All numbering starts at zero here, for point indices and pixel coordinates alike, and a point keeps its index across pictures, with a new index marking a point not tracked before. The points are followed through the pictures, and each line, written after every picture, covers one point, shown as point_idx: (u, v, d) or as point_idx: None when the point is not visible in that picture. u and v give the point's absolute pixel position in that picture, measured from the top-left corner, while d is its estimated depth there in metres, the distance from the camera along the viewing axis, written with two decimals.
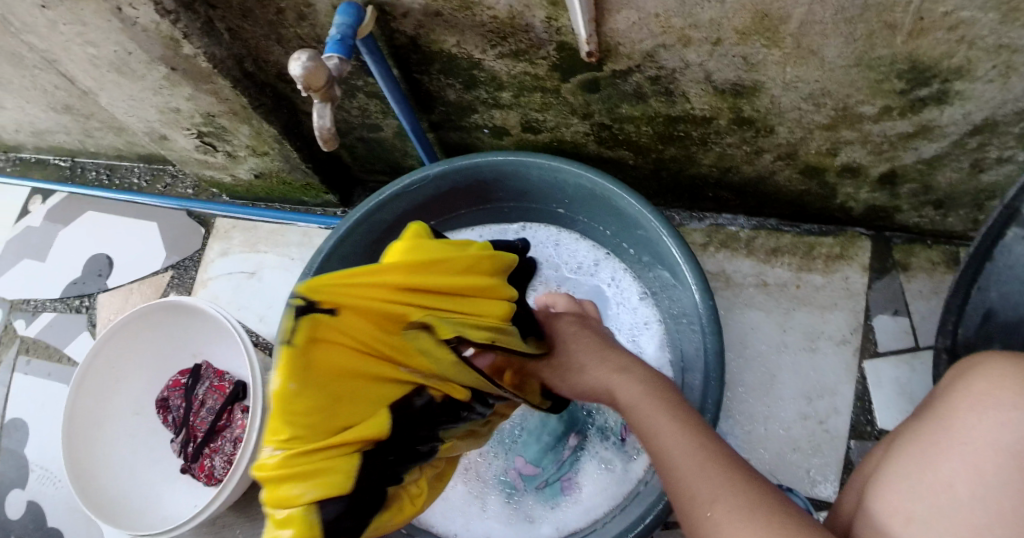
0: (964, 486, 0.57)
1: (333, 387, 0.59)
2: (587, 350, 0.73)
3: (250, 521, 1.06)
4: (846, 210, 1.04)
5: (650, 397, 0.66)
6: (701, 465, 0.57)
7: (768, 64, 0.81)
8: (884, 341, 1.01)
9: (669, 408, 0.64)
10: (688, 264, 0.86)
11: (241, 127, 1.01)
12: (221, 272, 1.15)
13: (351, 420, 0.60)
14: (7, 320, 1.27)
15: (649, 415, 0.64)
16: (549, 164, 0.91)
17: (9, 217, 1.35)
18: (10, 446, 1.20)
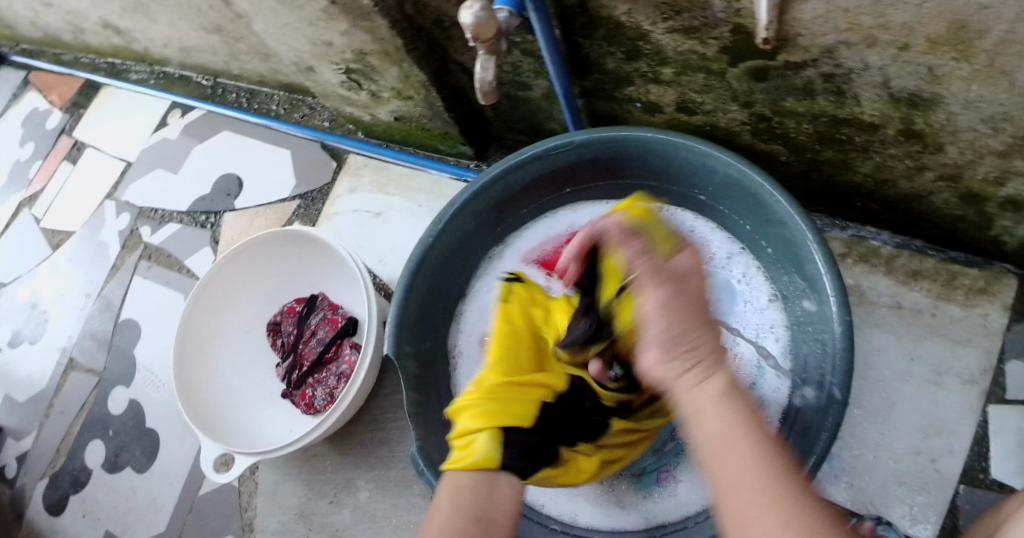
0: None
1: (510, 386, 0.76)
2: (682, 308, 0.62)
3: (339, 454, 1.09)
4: (998, 244, 0.97)
5: (755, 440, 0.57)
6: (755, 491, 0.55)
7: (953, 78, 0.76)
8: (1016, 389, 0.95)
9: (741, 439, 0.57)
10: (830, 275, 0.81)
11: (390, 69, 1.00)
12: (347, 209, 1.17)
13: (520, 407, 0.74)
14: (134, 225, 1.34)
15: (735, 461, 0.56)
16: (699, 149, 0.88)
17: (149, 127, 1.42)
18: (121, 344, 1.27)
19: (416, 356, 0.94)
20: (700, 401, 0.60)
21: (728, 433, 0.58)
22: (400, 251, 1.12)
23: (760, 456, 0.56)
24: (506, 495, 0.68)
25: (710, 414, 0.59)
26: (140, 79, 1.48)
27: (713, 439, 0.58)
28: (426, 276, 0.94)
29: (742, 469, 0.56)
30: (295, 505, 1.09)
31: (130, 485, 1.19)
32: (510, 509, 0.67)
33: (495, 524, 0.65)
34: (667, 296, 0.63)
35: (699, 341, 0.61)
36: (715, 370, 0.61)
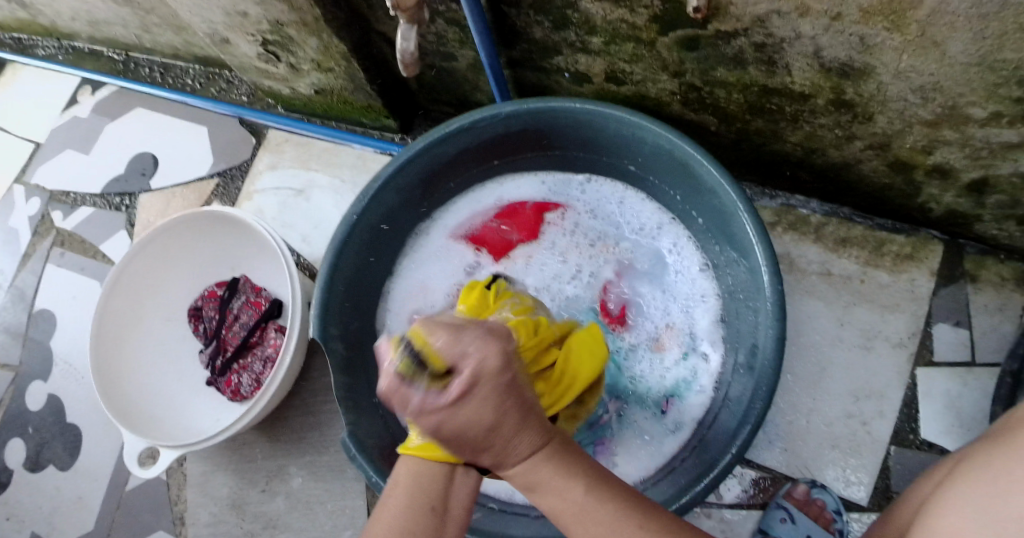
0: None
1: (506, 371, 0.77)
2: (492, 391, 0.52)
3: (272, 441, 1.05)
4: (925, 211, 0.98)
5: (590, 493, 0.59)
6: (619, 531, 0.59)
7: (884, 48, 0.75)
8: (941, 351, 0.98)
9: (585, 504, 0.58)
10: (760, 244, 0.81)
11: (309, 40, 0.94)
12: (268, 186, 1.12)
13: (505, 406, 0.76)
14: (45, 211, 1.26)
15: (594, 521, 0.58)
16: (629, 119, 0.86)
17: (56, 107, 1.32)
18: (37, 337, 1.20)
19: (343, 339, 0.91)
20: (539, 480, 0.58)
21: (567, 504, 0.58)
22: (325, 230, 1.07)
23: (588, 495, 0.59)
24: (461, 484, 0.63)
25: (542, 488, 0.59)
26: (48, 55, 1.37)
27: (567, 515, 0.58)
28: (351, 257, 0.90)
29: (599, 529, 0.58)
30: (227, 496, 1.05)
31: (53, 484, 1.13)
32: (464, 502, 0.63)
33: (449, 514, 0.62)
34: (439, 424, 0.52)
35: (504, 438, 0.55)
36: (535, 450, 0.57)
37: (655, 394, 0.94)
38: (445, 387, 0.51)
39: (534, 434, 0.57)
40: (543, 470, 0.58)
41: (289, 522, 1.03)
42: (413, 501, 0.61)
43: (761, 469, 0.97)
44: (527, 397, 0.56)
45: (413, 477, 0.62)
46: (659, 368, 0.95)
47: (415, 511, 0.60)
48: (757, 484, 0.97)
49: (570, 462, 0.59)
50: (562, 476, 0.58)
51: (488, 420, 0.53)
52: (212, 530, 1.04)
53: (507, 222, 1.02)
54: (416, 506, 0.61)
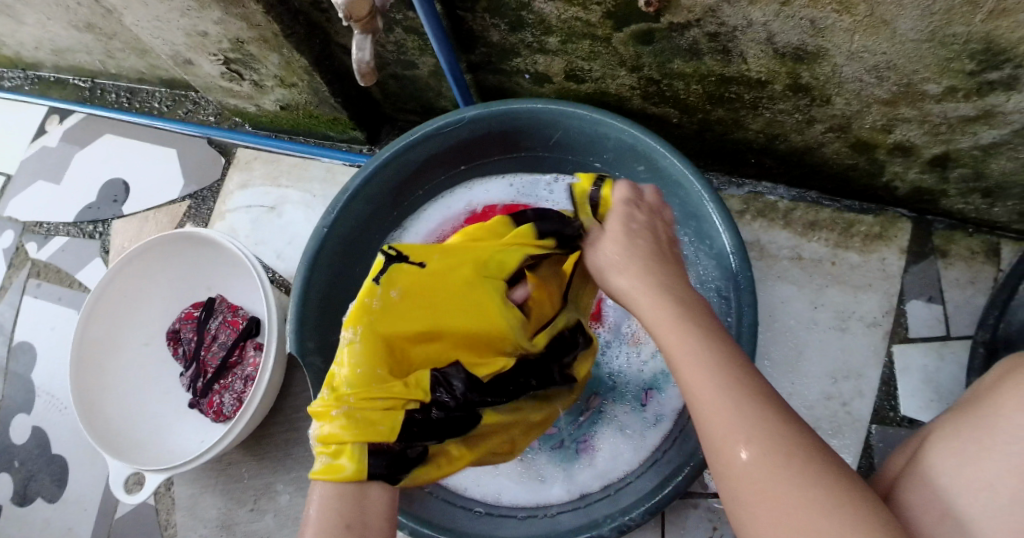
0: (1006, 488, 0.55)
1: (374, 351, 0.69)
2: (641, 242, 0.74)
3: (257, 459, 1.05)
4: (891, 189, 1.00)
5: (706, 343, 0.60)
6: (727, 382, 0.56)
7: (835, 30, 0.76)
8: (915, 327, 0.99)
9: (699, 348, 0.59)
10: (727, 230, 0.82)
11: (270, 57, 0.94)
12: (240, 205, 1.12)
13: (378, 393, 0.67)
14: (19, 242, 1.25)
15: (699, 369, 0.58)
16: (590, 116, 0.87)
17: (25, 138, 1.32)
18: (17, 369, 1.19)
19: (321, 352, 0.90)
20: (662, 321, 0.64)
21: (682, 349, 0.60)
22: (298, 245, 1.08)
23: (705, 361, 0.58)
24: (377, 497, 0.63)
25: (675, 325, 0.63)
26: (14, 86, 1.37)
27: (684, 364, 0.59)
28: (324, 269, 0.90)
29: (699, 370, 0.58)
30: (216, 517, 1.05)
31: (42, 517, 1.12)
32: (383, 514, 0.62)
33: (370, 528, 0.61)
34: (613, 283, 0.72)
35: (646, 273, 0.70)
36: (675, 304, 0.65)
37: (634, 388, 0.94)
38: (611, 249, 0.74)
39: (669, 290, 0.67)
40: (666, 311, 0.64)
41: None
42: (327, 522, 0.60)
43: None
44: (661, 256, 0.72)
45: (328, 499, 0.61)
46: (637, 361, 0.95)
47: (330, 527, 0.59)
48: None
49: (704, 324, 0.62)
50: (676, 321, 0.62)
51: (628, 270, 0.71)
52: None
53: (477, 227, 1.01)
54: (332, 524, 0.60)
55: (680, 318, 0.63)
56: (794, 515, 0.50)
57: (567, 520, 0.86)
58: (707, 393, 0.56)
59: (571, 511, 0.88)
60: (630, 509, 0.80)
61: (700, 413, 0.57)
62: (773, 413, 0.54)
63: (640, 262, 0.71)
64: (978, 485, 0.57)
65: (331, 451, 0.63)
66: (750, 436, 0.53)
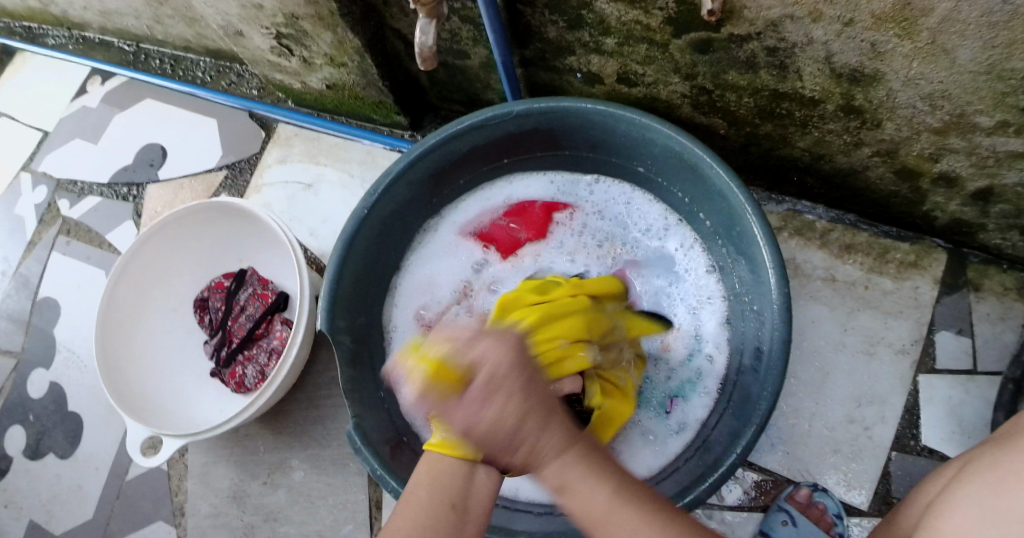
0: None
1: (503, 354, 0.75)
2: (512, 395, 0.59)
3: (274, 433, 1.06)
4: (930, 219, 0.99)
5: (603, 488, 0.61)
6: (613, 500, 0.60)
7: (895, 55, 0.76)
8: (943, 358, 0.98)
9: (608, 514, 0.60)
10: (768, 246, 0.81)
11: (323, 35, 0.94)
12: (278, 180, 1.12)
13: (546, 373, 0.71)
14: (51, 199, 1.26)
15: (614, 523, 0.60)
16: (638, 121, 0.86)
17: (65, 96, 1.32)
18: (40, 324, 1.20)
19: (351, 332, 0.91)
20: (566, 478, 0.60)
21: (592, 498, 0.60)
22: (333, 224, 1.08)
23: (620, 513, 0.60)
24: (483, 482, 0.63)
25: (575, 493, 0.60)
26: (58, 44, 1.38)
27: (595, 516, 0.60)
28: (360, 250, 0.90)
29: (620, 524, 0.60)
30: (228, 487, 1.05)
31: (53, 472, 1.12)
32: (484, 503, 0.63)
33: (468, 514, 0.62)
34: (466, 428, 0.59)
35: (534, 443, 0.60)
36: (563, 450, 0.61)
37: (659, 394, 0.94)
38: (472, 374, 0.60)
39: (564, 439, 0.61)
40: (574, 473, 0.60)
41: (290, 515, 1.03)
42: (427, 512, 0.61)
43: (762, 472, 0.98)
44: (546, 400, 0.61)
45: (443, 464, 0.63)
46: (664, 369, 0.95)
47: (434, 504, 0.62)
48: (758, 487, 0.97)
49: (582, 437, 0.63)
50: (563, 457, 0.61)
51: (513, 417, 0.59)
52: (212, 521, 1.04)
53: (516, 221, 1.03)
54: (435, 500, 0.62)
55: (576, 452, 0.61)
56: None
57: None
58: (612, 518, 0.60)
59: None
60: None
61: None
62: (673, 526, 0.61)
63: (530, 391, 0.60)
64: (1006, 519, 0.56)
65: (447, 425, 0.64)
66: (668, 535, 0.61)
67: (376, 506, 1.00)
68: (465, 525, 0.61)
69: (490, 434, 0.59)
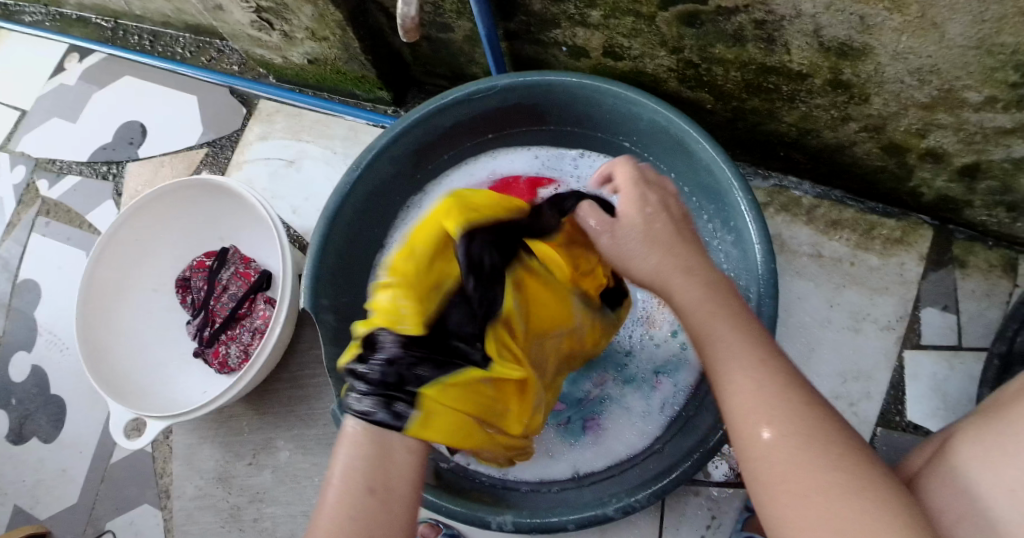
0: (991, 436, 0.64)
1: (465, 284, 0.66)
2: (653, 216, 0.69)
3: (259, 414, 1.05)
4: (916, 195, 0.99)
5: (781, 386, 0.57)
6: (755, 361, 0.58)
7: (884, 29, 0.75)
8: (928, 334, 0.98)
9: (739, 342, 0.60)
10: (754, 218, 0.81)
11: (304, 8, 0.92)
12: (259, 156, 1.11)
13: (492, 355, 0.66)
14: (30, 179, 1.24)
15: (728, 356, 0.59)
16: (624, 95, 0.85)
17: (43, 73, 1.29)
18: (21, 306, 1.18)
19: (334, 310, 0.89)
20: (703, 310, 0.62)
21: (694, 291, 0.64)
22: (316, 201, 1.07)
23: (733, 326, 0.61)
24: (403, 463, 0.56)
25: (702, 289, 0.64)
26: (35, 21, 1.35)
27: (702, 321, 0.62)
28: (343, 226, 0.89)
29: (735, 342, 0.60)
30: (213, 469, 1.05)
31: (37, 457, 1.11)
32: (412, 480, 0.56)
33: (394, 493, 0.55)
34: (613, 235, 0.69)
35: (671, 249, 0.67)
36: (710, 277, 0.65)
37: (644, 371, 0.94)
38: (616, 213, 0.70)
39: (706, 279, 0.65)
40: (712, 294, 0.63)
41: (276, 496, 1.02)
42: (349, 489, 0.55)
43: None
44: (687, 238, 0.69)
45: (368, 420, 0.56)
46: (650, 345, 0.95)
47: (352, 490, 0.54)
48: None
49: (682, 237, 0.68)
50: (675, 269, 0.66)
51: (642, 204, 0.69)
52: (198, 503, 1.04)
53: None
54: (357, 490, 0.55)
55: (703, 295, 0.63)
56: (802, 461, 0.53)
57: (569, 496, 0.86)
58: (746, 386, 0.57)
59: (573, 489, 0.88)
60: (636, 490, 0.79)
61: (732, 390, 0.58)
62: (835, 437, 0.54)
63: (660, 229, 0.68)
64: (999, 487, 0.60)
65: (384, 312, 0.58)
66: (752, 372, 0.58)
67: None
68: (392, 507, 0.55)
69: (628, 267, 0.68)
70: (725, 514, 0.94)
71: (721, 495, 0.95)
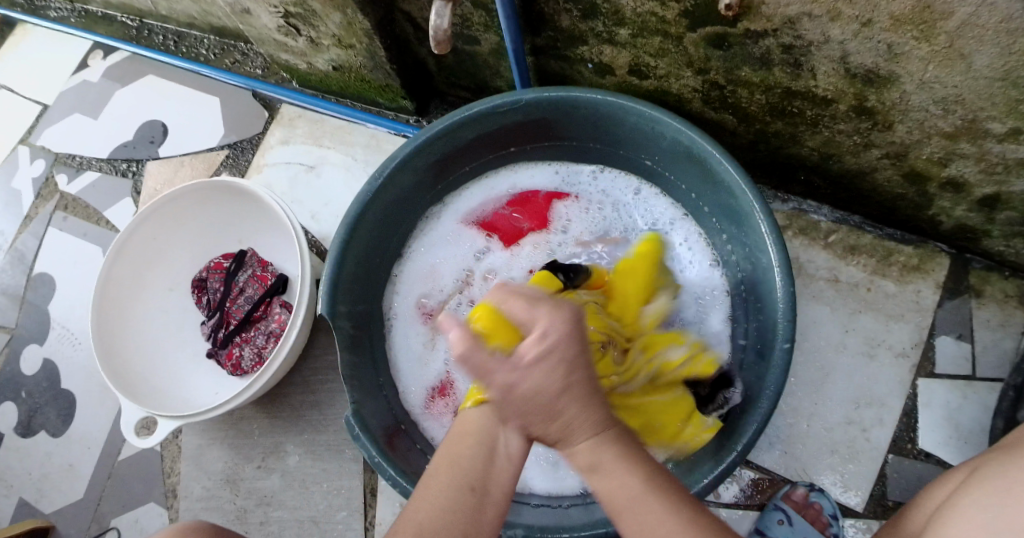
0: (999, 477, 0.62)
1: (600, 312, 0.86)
2: (552, 367, 0.59)
3: (270, 417, 1.05)
4: (935, 223, 0.99)
5: (647, 493, 0.61)
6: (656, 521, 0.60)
7: (911, 58, 0.75)
8: (942, 363, 0.98)
9: (647, 495, 0.61)
10: (774, 243, 0.81)
11: (332, 16, 0.93)
12: (279, 160, 1.11)
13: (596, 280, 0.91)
14: (49, 173, 1.24)
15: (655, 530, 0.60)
16: (650, 113, 0.85)
17: (66, 70, 1.30)
18: (35, 299, 1.18)
19: (351, 317, 0.90)
20: (601, 461, 0.61)
21: (625, 488, 0.61)
22: (335, 207, 1.07)
23: (641, 480, 0.61)
24: (501, 472, 0.64)
25: (608, 472, 0.61)
26: (59, 17, 1.36)
27: (620, 504, 0.61)
28: (364, 234, 0.89)
29: (642, 516, 0.60)
30: (222, 470, 1.05)
31: (44, 450, 1.11)
32: (505, 487, 0.64)
33: (488, 496, 0.63)
34: (512, 382, 0.59)
35: (570, 418, 0.60)
36: (598, 432, 0.61)
37: None
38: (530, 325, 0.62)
39: (602, 423, 0.61)
40: (609, 453, 0.61)
41: (284, 500, 1.02)
42: (453, 482, 0.63)
43: (759, 470, 0.98)
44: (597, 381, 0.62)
45: (481, 420, 0.66)
46: None
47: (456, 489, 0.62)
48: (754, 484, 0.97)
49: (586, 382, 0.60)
50: (590, 430, 0.61)
51: (561, 395, 0.59)
52: (205, 504, 1.04)
53: (519, 210, 1.02)
54: (459, 482, 0.63)
55: (615, 449, 0.62)
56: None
57: (574, 514, 0.85)
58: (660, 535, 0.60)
59: (582, 506, 0.88)
60: None
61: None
62: None
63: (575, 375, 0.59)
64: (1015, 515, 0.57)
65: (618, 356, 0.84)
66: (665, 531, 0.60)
67: (371, 492, 1.00)
68: (484, 509, 0.62)
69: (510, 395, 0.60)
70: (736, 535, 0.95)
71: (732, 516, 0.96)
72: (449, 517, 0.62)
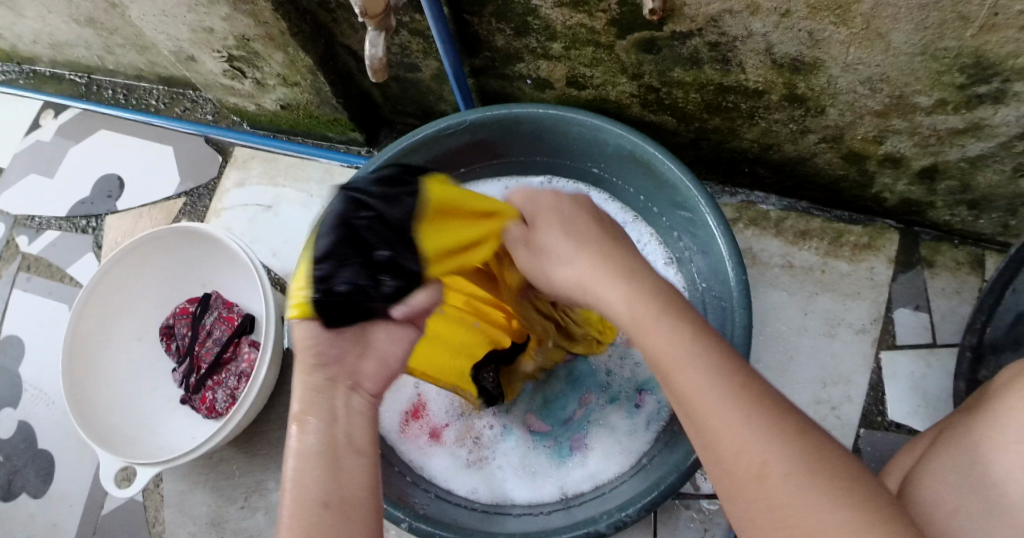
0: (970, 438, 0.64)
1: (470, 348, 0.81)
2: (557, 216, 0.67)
3: (248, 457, 1.05)
4: (880, 200, 1.02)
5: (720, 383, 0.53)
6: (740, 431, 0.51)
7: (833, 42, 0.78)
8: (903, 334, 1.01)
9: (721, 393, 0.53)
10: (723, 236, 0.83)
11: (275, 55, 0.94)
12: (236, 203, 1.12)
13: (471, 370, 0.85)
14: (10, 235, 1.24)
15: (723, 420, 0.52)
16: (592, 122, 0.88)
17: (19, 132, 1.31)
18: (5, 362, 1.18)
19: None
20: (669, 355, 0.56)
21: (674, 347, 0.55)
22: (294, 243, 1.08)
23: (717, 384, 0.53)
24: (352, 467, 0.56)
25: (680, 366, 0.55)
26: (8, 80, 1.36)
27: (690, 394, 0.54)
28: None
29: (724, 417, 0.52)
30: (206, 514, 1.04)
31: (27, 513, 1.10)
32: (364, 485, 0.56)
33: (348, 503, 0.55)
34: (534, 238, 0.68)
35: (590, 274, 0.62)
36: (673, 329, 0.56)
37: (627, 389, 0.95)
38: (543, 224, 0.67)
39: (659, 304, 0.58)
40: (675, 343, 0.55)
41: None
42: (303, 499, 0.54)
43: None
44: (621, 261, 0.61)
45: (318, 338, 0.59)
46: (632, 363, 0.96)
47: (307, 501, 0.54)
48: None
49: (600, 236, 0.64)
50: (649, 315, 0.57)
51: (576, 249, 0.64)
52: None
53: None
54: (309, 497, 0.54)
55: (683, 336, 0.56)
56: (797, 482, 0.49)
57: (557, 518, 0.87)
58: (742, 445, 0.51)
59: (564, 510, 0.88)
60: (625, 506, 0.80)
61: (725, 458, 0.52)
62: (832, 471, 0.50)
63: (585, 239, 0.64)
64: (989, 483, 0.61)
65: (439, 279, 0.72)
66: (755, 440, 0.51)
67: None
68: (347, 514, 0.54)
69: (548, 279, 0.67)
70: (716, 525, 0.95)
71: (712, 508, 0.96)
72: (308, 535, 0.53)
